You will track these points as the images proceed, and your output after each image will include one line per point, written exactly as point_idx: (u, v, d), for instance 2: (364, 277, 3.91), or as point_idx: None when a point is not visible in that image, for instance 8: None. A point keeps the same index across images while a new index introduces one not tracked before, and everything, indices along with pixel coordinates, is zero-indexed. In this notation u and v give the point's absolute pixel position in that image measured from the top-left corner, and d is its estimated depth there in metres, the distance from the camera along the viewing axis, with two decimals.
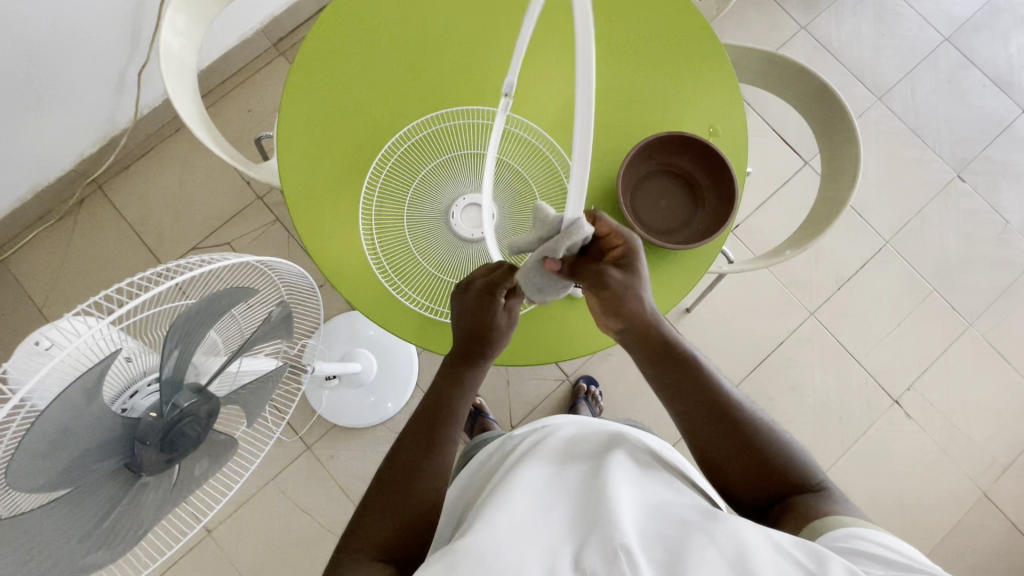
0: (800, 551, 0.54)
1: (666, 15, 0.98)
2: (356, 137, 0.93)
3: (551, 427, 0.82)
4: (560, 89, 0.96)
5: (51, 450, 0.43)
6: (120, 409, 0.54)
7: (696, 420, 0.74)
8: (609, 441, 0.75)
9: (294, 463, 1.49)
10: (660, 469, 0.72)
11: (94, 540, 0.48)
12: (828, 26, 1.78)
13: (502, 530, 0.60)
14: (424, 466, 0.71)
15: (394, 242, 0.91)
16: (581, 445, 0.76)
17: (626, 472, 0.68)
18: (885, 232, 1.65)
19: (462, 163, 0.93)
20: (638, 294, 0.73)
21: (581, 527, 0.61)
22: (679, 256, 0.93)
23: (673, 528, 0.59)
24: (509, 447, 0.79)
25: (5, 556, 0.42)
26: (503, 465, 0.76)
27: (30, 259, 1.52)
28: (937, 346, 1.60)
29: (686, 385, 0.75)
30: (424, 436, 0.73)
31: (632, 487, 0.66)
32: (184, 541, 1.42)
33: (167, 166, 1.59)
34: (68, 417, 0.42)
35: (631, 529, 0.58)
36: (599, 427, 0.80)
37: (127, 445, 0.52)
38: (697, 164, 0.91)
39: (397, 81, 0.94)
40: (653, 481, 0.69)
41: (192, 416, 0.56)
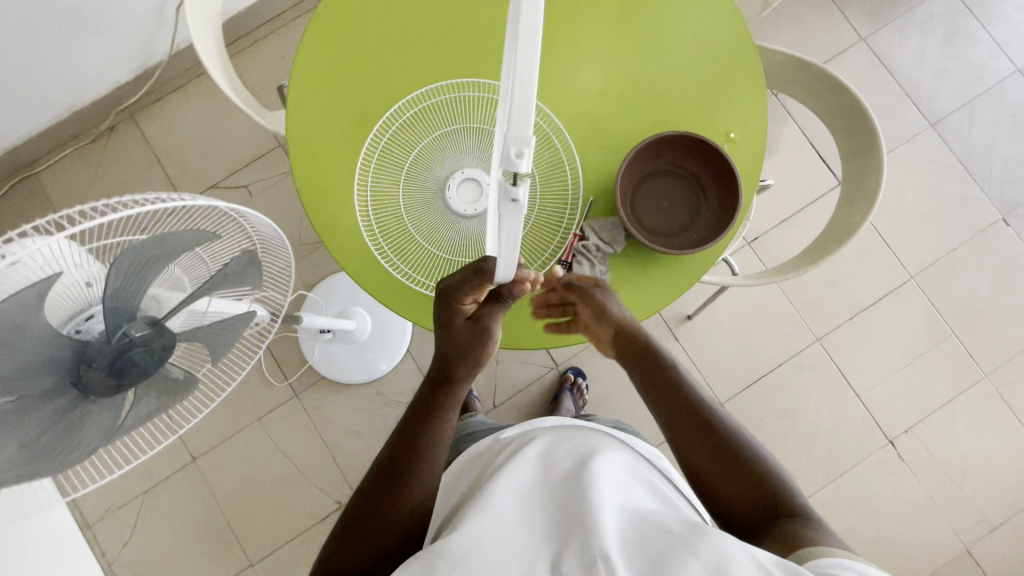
0: (778, 569, 0.55)
1: (699, 9, 0.94)
2: (365, 97, 0.93)
3: (532, 432, 0.80)
4: (582, 74, 0.92)
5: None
6: (72, 330, 0.54)
7: (679, 432, 0.76)
8: (598, 443, 0.76)
9: (281, 408, 1.54)
10: (644, 482, 0.73)
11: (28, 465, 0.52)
12: (890, 41, 1.67)
13: (483, 534, 0.62)
14: (391, 502, 0.71)
15: (387, 206, 0.91)
16: (569, 440, 0.76)
17: (609, 479, 0.68)
18: (912, 266, 1.58)
19: (466, 135, 0.91)
20: (617, 315, 0.82)
21: (560, 533, 0.62)
22: (675, 260, 0.89)
23: (656, 537, 0.60)
24: (497, 451, 0.80)
25: None
26: (488, 472, 0.76)
27: (60, 177, 1.59)
28: (946, 392, 1.53)
29: (668, 403, 0.78)
30: (394, 471, 0.72)
31: (613, 494, 0.66)
32: (171, 463, 1.51)
33: (197, 102, 1.62)
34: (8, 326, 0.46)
35: (610, 535, 0.58)
36: (584, 425, 0.81)
37: (72, 363, 0.53)
38: (704, 167, 0.88)
39: (414, 43, 0.93)
40: (629, 487, 0.70)
41: (144, 347, 0.55)
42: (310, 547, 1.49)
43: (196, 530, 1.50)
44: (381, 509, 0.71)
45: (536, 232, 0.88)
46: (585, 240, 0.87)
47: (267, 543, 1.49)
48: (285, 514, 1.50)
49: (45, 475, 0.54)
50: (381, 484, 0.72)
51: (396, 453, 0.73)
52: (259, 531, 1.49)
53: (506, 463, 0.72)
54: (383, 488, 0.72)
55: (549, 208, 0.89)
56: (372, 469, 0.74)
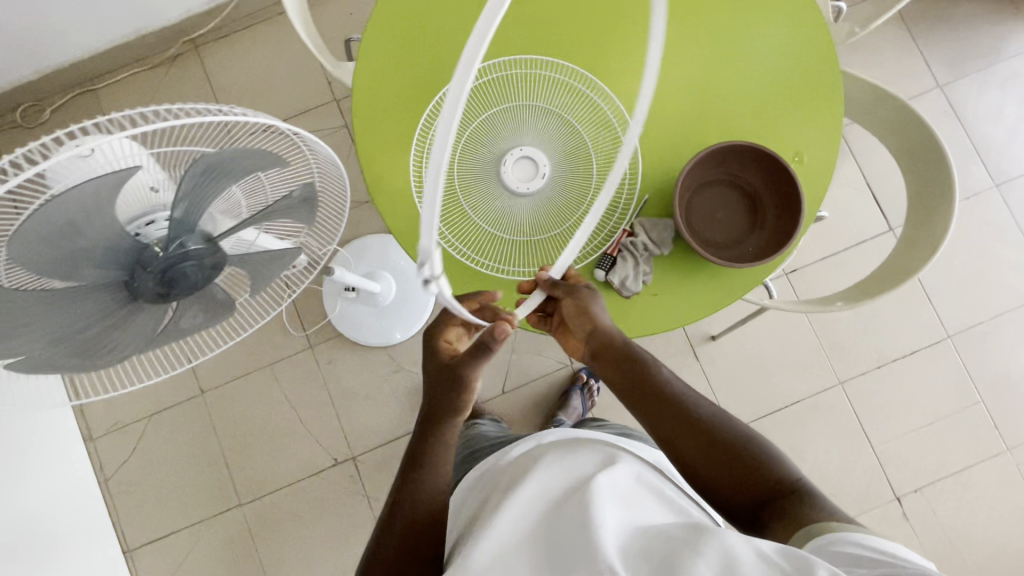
0: (784, 559, 0.54)
1: (787, 23, 0.91)
2: (437, 60, 0.92)
3: (538, 452, 0.82)
4: (657, 72, 0.91)
5: (66, 232, 0.47)
6: (133, 233, 0.54)
7: (662, 432, 0.75)
8: (604, 459, 0.78)
9: (293, 357, 1.55)
10: (650, 491, 0.74)
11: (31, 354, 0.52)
12: (968, 92, 1.61)
13: (492, 566, 0.64)
14: (399, 555, 0.71)
15: (441, 171, 0.90)
16: (574, 460, 0.78)
17: (613, 492, 0.69)
18: (950, 325, 1.53)
19: (531, 114, 0.91)
20: (598, 313, 0.79)
21: (563, 552, 0.63)
22: (719, 271, 0.86)
23: (660, 544, 0.60)
24: (504, 472, 0.83)
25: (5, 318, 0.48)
26: (497, 493, 0.78)
27: (117, 96, 1.61)
28: (963, 459, 1.49)
29: (649, 402, 0.76)
30: (399, 525, 0.73)
31: (619, 506, 0.67)
32: (180, 391, 1.53)
33: (262, 44, 1.63)
34: (76, 214, 0.46)
35: (614, 549, 0.59)
36: (587, 438, 0.83)
37: (127, 264, 0.53)
38: (768, 183, 0.85)
39: (494, 15, 0.93)
40: (636, 497, 0.71)
41: (196, 262, 0.55)
42: (299, 497, 1.51)
43: (192, 461, 1.52)
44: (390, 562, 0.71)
45: (586, 219, 0.88)
46: (632, 237, 0.85)
47: (259, 486, 1.51)
48: (280, 461, 1.52)
49: (84, 367, 0.56)
50: (390, 540, 0.72)
51: (399, 507, 0.74)
52: (253, 473, 1.52)
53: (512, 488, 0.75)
54: (391, 541, 0.72)
55: (601, 195, 0.89)
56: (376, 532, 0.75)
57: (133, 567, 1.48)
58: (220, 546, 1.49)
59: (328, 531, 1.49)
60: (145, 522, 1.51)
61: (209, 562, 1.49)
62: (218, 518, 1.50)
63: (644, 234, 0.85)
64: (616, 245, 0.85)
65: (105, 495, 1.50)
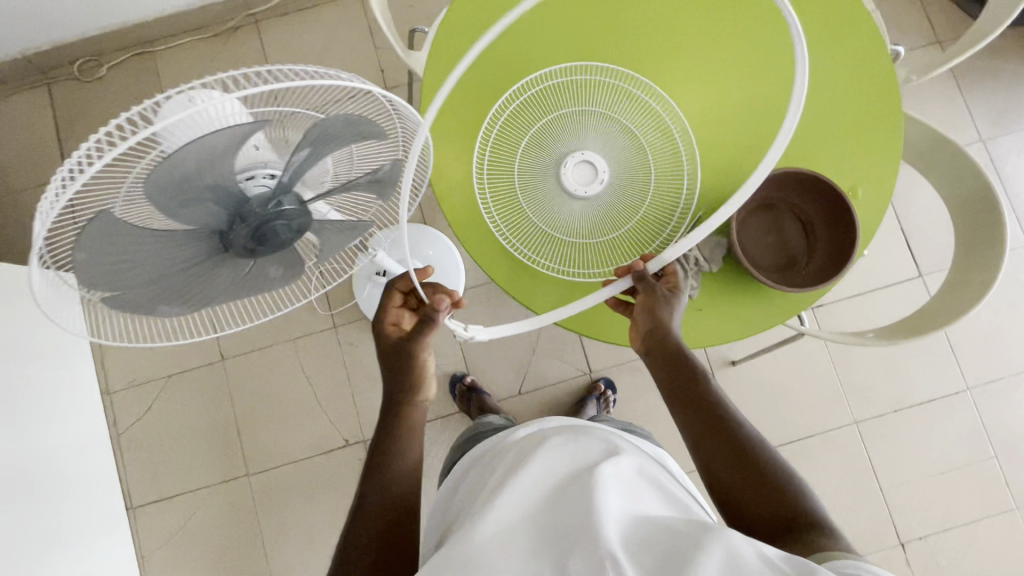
0: (788, 564, 0.56)
1: (855, 58, 0.93)
2: (509, 57, 0.93)
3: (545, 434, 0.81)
4: (722, 95, 0.93)
5: (184, 179, 0.48)
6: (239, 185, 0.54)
7: (694, 436, 0.77)
8: (608, 446, 0.77)
9: (316, 335, 1.56)
10: (655, 480, 0.74)
11: (124, 296, 0.54)
12: (1009, 149, 1.63)
13: (492, 541, 0.65)
14: (378, 534, 0.73)
15: (502, 167, 0.92)
16: (578, 444, 0.77)
17: (618, 483, 0.69)
18: (970, 377, 1.53)
19: (596, 120, 0.92)
20: (666, 314, 0.81)
21: (566, 534, 0.64)
22: (770, 292, 0.88)
23: (663, 536, 0.61)
24: (506, 449, 0.83)
25: (112, 253, 0.50)
26: (501, 469, 0.78)
27: (174, 61, 1.64)
28: (970, 512, 1.48)
29: (686, 407, 0.78)
30: (375, 505, 0.75)
31: (623, 498, 0.67)
32: (202, 356, 1.55)
33: (320, 27, 1.66)
34: (191, 164, 0.47)
35: (616, 538, 0.60)
36: (593, 427, 0.83)
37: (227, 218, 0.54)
38: (822, 212, 0.86)
39: (569, 20, 0.94)
40: (640, 489, 0.71)
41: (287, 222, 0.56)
42: (306, 475, 1.51)
43: (205, 426, 1.53)
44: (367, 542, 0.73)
45: (640, 227, 0.91)
46: (685, 250, 0.87)
47: (267, 459, 1.52)
48: (291, 436, 1.53)
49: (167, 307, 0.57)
50: (371, 518, 0.74)
51: (377, 489, 0.76)
52: (264, 445, 1.52)
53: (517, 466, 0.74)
54: (370, 521, 0.74)
55: (657, 205, 0.92)
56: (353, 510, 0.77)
57: (135, 525, 1.50)
58: (223, 514, 1.50)
59: (331, 511, 1.50)
60: (152, 481, 1.52)
61: (210, 529, 1.50)
62: (224, 486, 1.51)
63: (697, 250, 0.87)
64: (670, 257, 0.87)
65: (115, 451, 1.52)
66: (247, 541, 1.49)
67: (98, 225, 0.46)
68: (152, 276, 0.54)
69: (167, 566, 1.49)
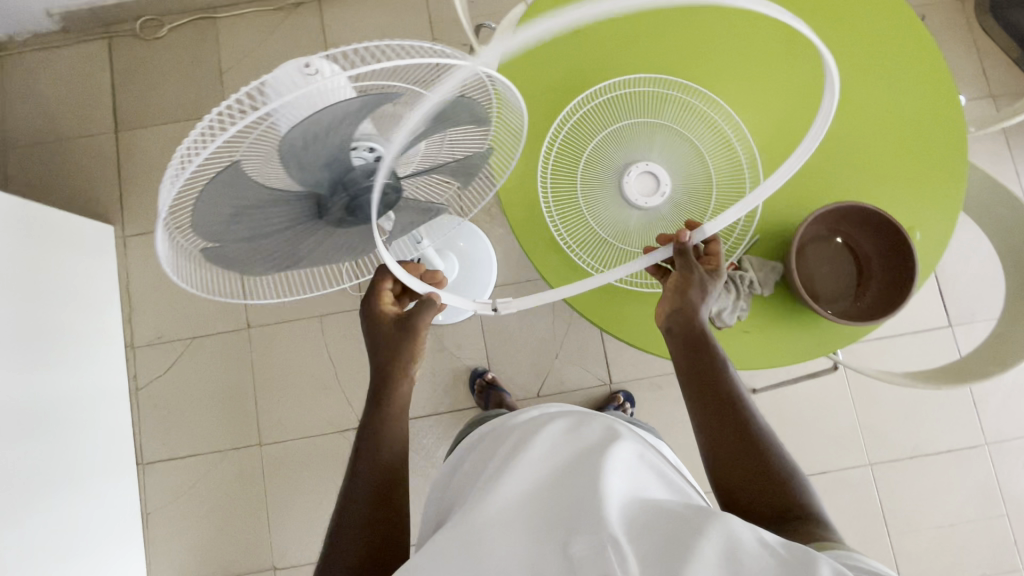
0: (785, 547, 0.55)
1: (927, 104, 0.93)
2: (583, 62, 0.95)
3: (546, 416, 0.81)
4: (790, 124, 0.95)
5: (306, 146, 0.48)
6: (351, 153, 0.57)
7: (702, 422, 0.75)
8: (611, 432, 0.76)
9: (343, 314, 1.56)
10: (656, 465, 0.74)
11: (224, 248, 0.55)
12: None
13: (496, 520, 0.66)
14: (371, 513, 0.72)
15: (566, 168, 0.93)
16: (582, 431, 0.77)
17: (622, 471, 0.68)
18: (989, 433, 1.53)
19: (664, 133, 0.93)
20: (697, 298, 0.79)
21: (568, 515, 0.64)
22: (820, 322, 0.88)
23: (663, 519, 0.61)
24: (507, 428, 0.82)
25: (223, 201, 0.49)
26: (501, 449, 0.77)
27: (235, 29, 1.66)
28: (975, 568, 1.47)
29: (702, 387, 0.76)
30: (368, 484, 0.74)
31: (627, 487, 0.66)
32: (228, 321, 1.56)
33: (383, 12, 1.68)
34: (306, 137, 0.47)
35: (618, 520, 0.60)
36: (594, 413, 0.82)
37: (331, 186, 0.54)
38: (881, 251, 0.87)
39: (645, 35, 0.96)
40: (642, 478, 0.70)
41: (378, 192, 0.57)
42: (316, 450, 1.52)
43: (223, 390, 1.54)
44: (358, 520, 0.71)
45: None
46: (740, 270, 0.87)
47: (280, 430, 1.53)
48: (306, 410, 1.53)
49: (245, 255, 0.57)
50: (366, 496, 0.73)
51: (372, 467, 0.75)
52: (278, 416, 1.53)
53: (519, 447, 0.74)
54: (364, 499, 0.73)
55: (720, 221, 0.91)
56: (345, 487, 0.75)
57: (143, 479, 1.50)
58: (231, 479, 1.51)
59: (337, 489, 1.50)
60: (164, 439, 1.53)
61: (217, 493, 1.50)
62: (235, 452, 1.52)
63: (748, 270, 0.87)
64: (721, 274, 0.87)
65: (133, 405, 1.53)
66: (251, 510, 1.49)
67: (224, 179, 0.47)
68: (254, 232, 0.54)
69: (170, 524, 1.49)
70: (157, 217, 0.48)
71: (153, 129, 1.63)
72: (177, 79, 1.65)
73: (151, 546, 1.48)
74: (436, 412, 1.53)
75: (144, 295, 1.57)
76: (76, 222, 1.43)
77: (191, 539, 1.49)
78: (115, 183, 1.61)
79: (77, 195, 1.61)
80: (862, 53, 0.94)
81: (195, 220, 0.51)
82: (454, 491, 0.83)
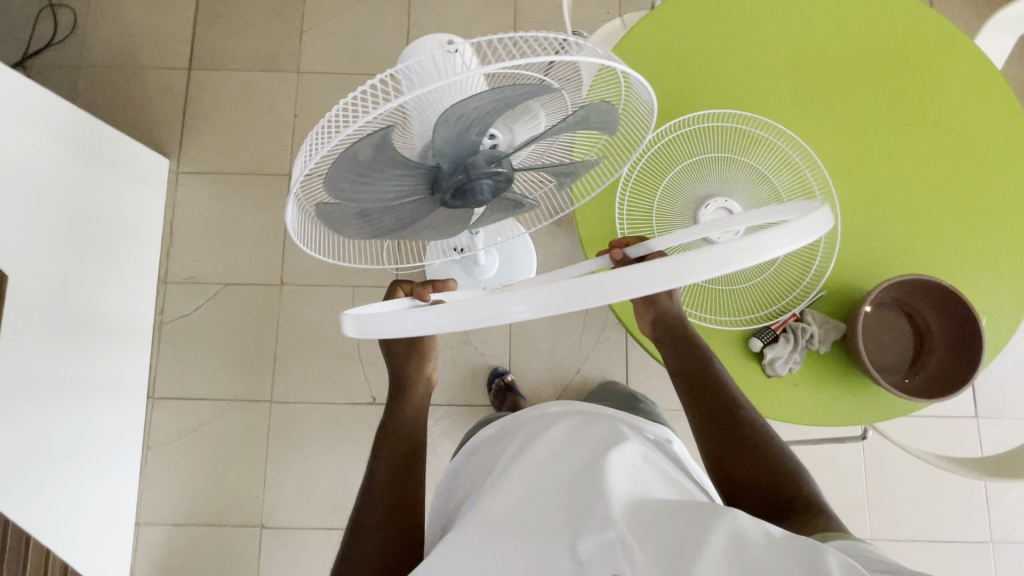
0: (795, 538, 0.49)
1: (1004, 197, 0.95)
2: (677, 92, 0.96)
3: (548, 417, 0.76)
4: (872, 189, 0.95)
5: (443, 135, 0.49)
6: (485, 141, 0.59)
7: (697, 415, 0.75)
8: (616, 431, 0.70)
9: (375, 289, 1.56)
10: (663, 464, 0.68)
11: (338, 210, 0.55)
12: None
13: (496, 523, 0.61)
14: (389, 508, 0.68)
15: (646, 189, 0.92)
16: (585, 431, 0.70)
17: (625, 474, 0.62)
18: (996, 531, 1.50)
19: (747, 173, 0.93)
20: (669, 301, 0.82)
21: (571, 516, 0.58)
22: (872, 391, 0.88)
23: (669, 515, 0.55)
24: (514, 428, 0.77)
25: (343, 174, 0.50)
26: (505, 454, 0.72)
27: None
28: None
29: (694, 390, 0.77)
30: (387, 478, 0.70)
31: (631, 489, 0.60)
32: (263, 274, 1.57)
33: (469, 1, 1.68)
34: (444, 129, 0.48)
35: (622, 517, 0.54)
36: (595, 411, 0.76)
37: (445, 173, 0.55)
38: (946, 329, 0.86)
39: (742, 77, 0.97)
40: (648, 479, 0.63)
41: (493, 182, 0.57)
42: (324, 418, 1.52)
43: (244, 341, 1.55)
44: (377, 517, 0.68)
45: (768, 290, 0.90)
46: (803, 324, 0.88)
47: (292, 391, 1.53)
48: (322, 376, 1.53)
49: (346, 223, 0.57)
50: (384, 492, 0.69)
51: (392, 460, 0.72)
52: (293, 376, 1.53)
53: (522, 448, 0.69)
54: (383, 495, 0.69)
55: (790, 270, 0.91)
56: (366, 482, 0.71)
57: (150, 413, 1.51)
58: (235, 430, 1.51)
59: (338, 459, 1.50)
60: (178, 378, 1.53)
61: (220, 440, 1.50)
62: (245, 404, 1.52)
63: (810, 325, 0.88)
64: (781, 324, 0.88)
65: (155, 338, 1.54)
66: (249, 464, 1.49)
67: (362, 147, 0.47)
68: (368, 199, 0.54)
69: (168, 462, 1.50)
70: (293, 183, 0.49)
71: (225, 74, 1.64)
72: (258, 30, 1.66)
73: (145, 480, 1.48)
74: (448, 402, 1.53)
75: (185, 233, 1.58)
76: (135, 149, 1.44)
77: (186, 480, 1.49)
78: (178, 119, 1.63)
79: (139, 124, 1.62)
80: (949, 141, 0.97)
81: (322, 185, 0.51)
82: (459, 495, 0.77)
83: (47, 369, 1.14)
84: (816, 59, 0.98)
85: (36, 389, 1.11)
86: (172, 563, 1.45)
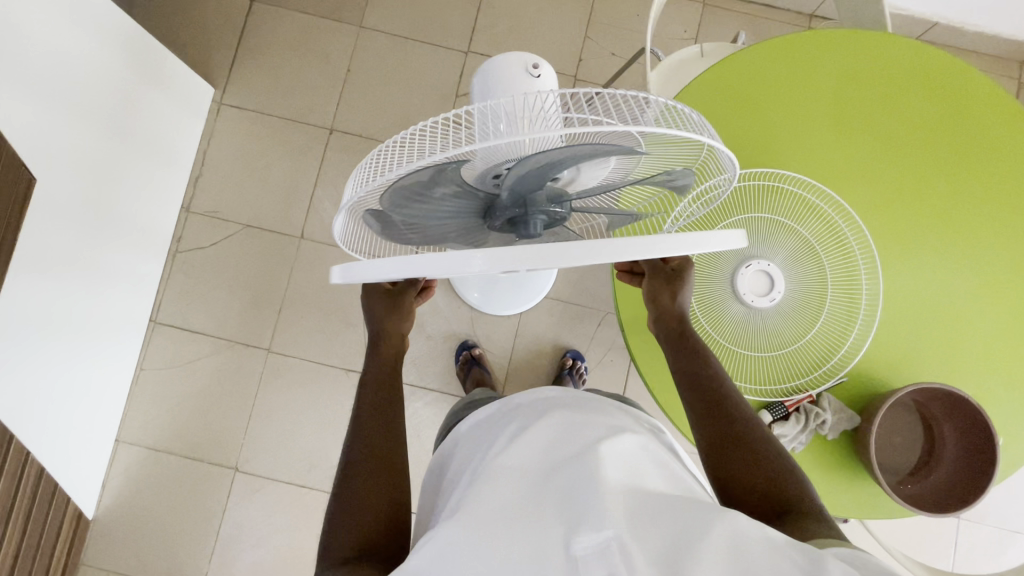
0: (796, 553, 0.47)
1: None
2: (745, 142, 0.92)
3: (542, 403, 0.70)
4: (918, 280, 0.92)
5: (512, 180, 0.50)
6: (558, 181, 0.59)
7: (696, 411, 0.72)
8: (613, 424, 0.66)
9: None
10: (661, 454, 0.64)
11: (386, 220, 0.55)
12: None
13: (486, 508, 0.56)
14: (365, 491, 0.65)
15: None
16: (579, 417, 0.66)
17: (619, 467, 0.57)
18: None
19: (795, 241, 0.90)
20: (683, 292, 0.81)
21: (565, 506, 0.54)
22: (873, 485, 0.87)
23: (668, 518, 0.52)
24: (506, 408, 0.74)
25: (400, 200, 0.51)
26: (487, 447, 0.66)
27: None
28: None
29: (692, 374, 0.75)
30: (366, 459, 0.67)
31: (625, 482, 0.56)
32: (285, 223, 1.55)
33: None
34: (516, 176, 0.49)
35: (620, 515, 0.51)
36: (592, 401, 0.72)
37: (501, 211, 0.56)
38: (961, 440, 0.84)
39: (813, 139, 0.93)
40: (643, 472, 0.59)
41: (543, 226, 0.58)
42: (316, 378, 1.52)
43: (252, 285, 1.54)
44: (356, 499, 0.64)
45: (790, 365, 0.88)
46: (817, 408, 0.86)
47: (290, 345, 1.53)
48: (321, 336, 1.53)
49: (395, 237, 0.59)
50: (365, 473, 0.66)
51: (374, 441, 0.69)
52: (293, 331, 1.53)
53: (518, 432, 0.65)
54: (364, 477, 0.66)
55: (817, 349, 0.89)
56: (346, 465, 0.67)
57: (149, 337, 1.52)
58: (228, 370, 1.52)
59: (321, 420, 1.51)
60: (182, 307, 1.53)
61: (212, 377, 1.51)
62: (242, 347, 1.52)
63: (825, 413, 0.86)
64: (795, 404, 0.87)
65: (167, 264, 1.54)
66: (234, 406, 1.50)
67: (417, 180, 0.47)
68: (417, 219, 0.55)
69: (157, 388, 1.51)
70: (344, 204, 0.50)
71: (287, 14, 1.60)
72: None
73: (132, 399, 1.50)
74: (440, 388, 1.53)
75: (216, 166, 1.57)
76: (182, 71, 1.42)
77: (171, 408, 1.50)
78: (231, 50, 1.59)
79: (192, 46, 1.59)
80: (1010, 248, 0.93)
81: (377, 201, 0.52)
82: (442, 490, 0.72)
83: (63, 276, 1.13)
84: (892, 135, 0.94)
85: (51, 296, 1.11)
86: (143, 483, 1.48)
